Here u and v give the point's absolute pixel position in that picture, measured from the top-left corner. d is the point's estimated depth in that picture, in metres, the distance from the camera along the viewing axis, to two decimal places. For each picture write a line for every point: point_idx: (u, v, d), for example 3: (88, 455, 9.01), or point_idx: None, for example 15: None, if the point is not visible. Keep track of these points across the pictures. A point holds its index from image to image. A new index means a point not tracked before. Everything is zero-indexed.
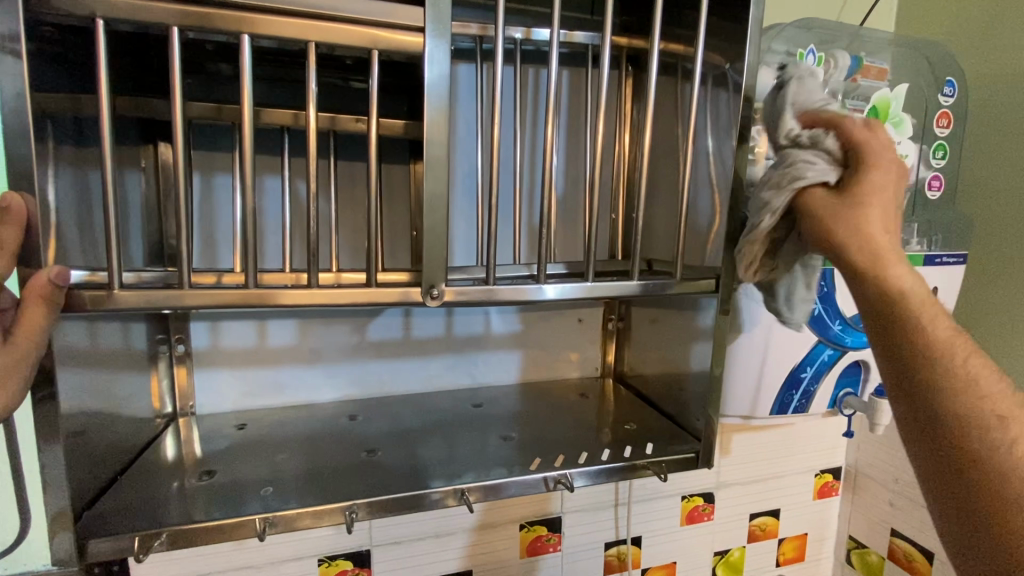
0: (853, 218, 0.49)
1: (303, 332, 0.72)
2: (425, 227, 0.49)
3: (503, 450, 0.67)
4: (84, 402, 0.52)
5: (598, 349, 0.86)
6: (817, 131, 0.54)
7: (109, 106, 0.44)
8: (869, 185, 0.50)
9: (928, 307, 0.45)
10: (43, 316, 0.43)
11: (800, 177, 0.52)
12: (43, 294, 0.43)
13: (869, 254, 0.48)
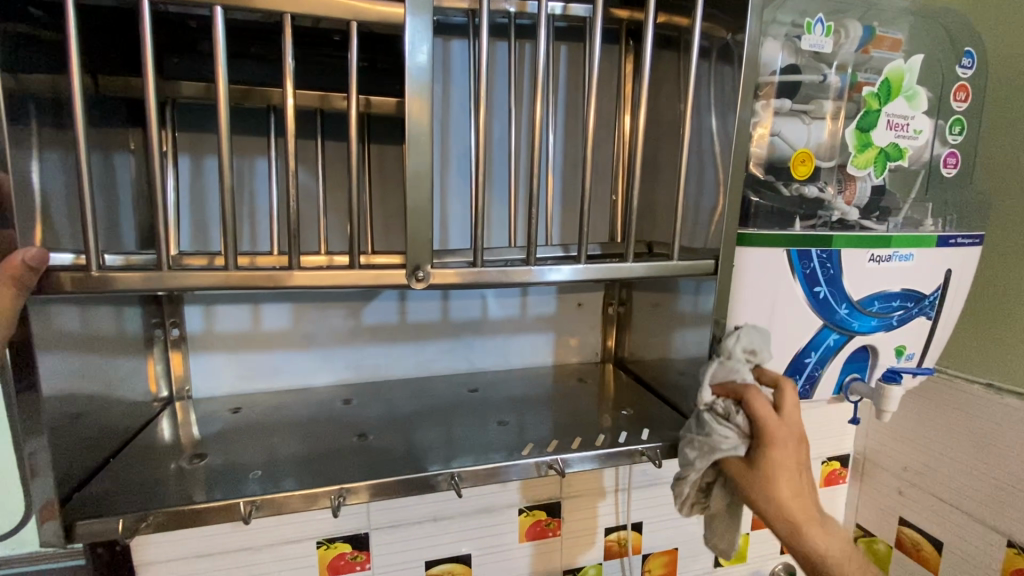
0: (768, 490, 0.55)
1: (297, 316, 0.72)
2: (408, 206, 0.48)
3: (497, 435, 0.66)
4: (77, 385, 0.52)
5: (598, 334, 0.85)
6: (730, 401, 0.58)
7: (81, 83, 0.43)
8: (778, 453, 0.55)
9: (822, 542, 0.56)
10: (14, 296, 0.43)
11: (717, 448, 0.57)
12: (14, 274, 0.42)
13: (778, 504, 0.55)
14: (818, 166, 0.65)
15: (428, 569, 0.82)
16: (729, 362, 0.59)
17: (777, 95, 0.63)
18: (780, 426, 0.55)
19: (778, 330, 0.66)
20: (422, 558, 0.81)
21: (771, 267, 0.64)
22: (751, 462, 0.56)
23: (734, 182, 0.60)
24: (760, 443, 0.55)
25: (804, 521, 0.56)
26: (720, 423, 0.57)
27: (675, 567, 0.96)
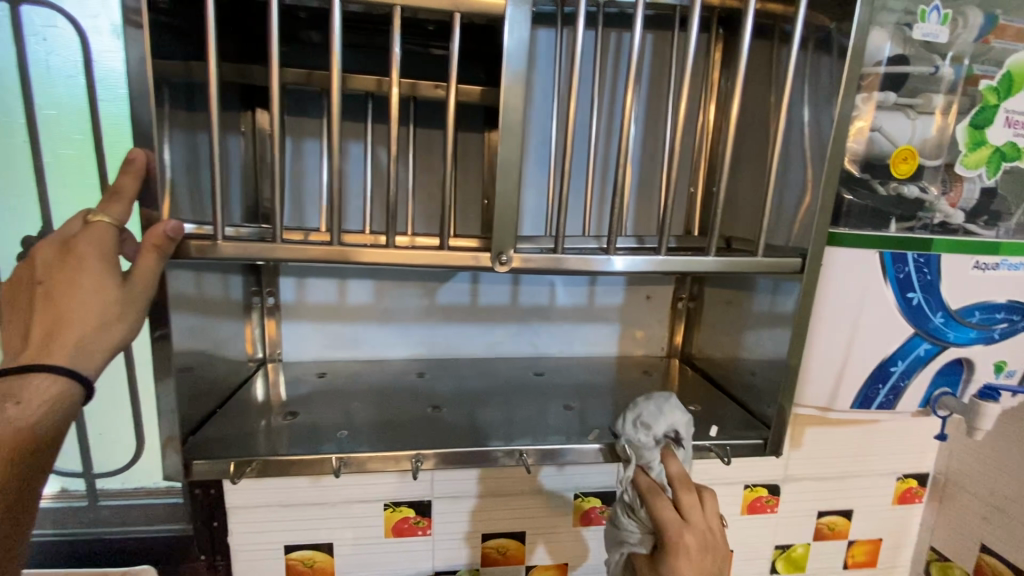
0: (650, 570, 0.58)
1: (378, 292, 0.76)
2: (497, 193, 0.50)
3: (563, 419, 0.68)
4: (192, 341, 0.59)
5: (665, 328, 0.84)
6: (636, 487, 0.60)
7: (216, 71, 0.48)
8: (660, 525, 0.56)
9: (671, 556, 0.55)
10: (157, 262, 0.48)
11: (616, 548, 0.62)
12: (156, 243, 0.48)
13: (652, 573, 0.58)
14: (923, 165, 0.61)
15: (485, 542, 0.85)
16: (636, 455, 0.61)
17: (881, 87, 0.59)
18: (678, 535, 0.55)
19: (863, 336, 0.63)
20: (480, 531, 0.84)
21: (860, 269, 0.61)
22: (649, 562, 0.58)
23: (828, 179, 0.58)
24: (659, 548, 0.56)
25: None
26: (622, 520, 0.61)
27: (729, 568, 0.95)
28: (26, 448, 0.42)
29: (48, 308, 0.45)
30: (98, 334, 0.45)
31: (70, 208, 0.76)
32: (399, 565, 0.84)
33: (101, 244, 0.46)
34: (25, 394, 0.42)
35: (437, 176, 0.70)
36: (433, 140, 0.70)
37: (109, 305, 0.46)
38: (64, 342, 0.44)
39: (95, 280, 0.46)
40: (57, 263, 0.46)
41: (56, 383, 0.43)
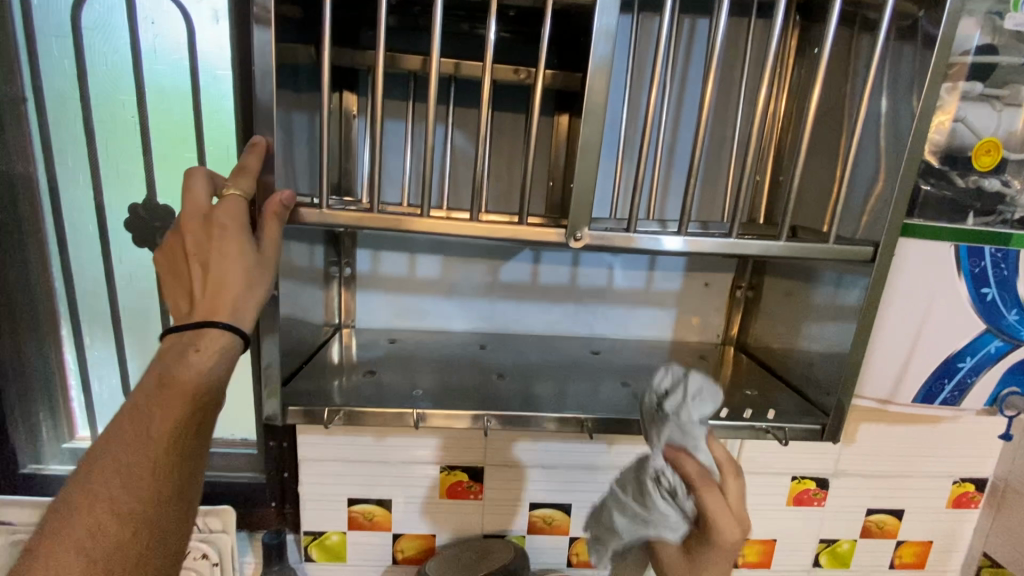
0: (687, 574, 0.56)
1: (445, 267, 0.81)
2: (577, 172, 0.53)
3: (619, 394, 0.70)
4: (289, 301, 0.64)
5: (721, 316, 0.85)
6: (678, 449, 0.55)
7: (330, 53, 0.52)
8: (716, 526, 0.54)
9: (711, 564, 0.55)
10: (278, 229, 0.54)
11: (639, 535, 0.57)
12: (276, 211, 0.53)
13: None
14: (1007, 158, 0.59)
15: (532, 511, 0.89)
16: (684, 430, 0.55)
17: (967, 77, 0.58)
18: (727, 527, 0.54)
19: (932, 328, 0.63)
20: (529, 499, 0.89)
21: (933, 261, 0.61)
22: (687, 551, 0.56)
23: (905, 170, 0.57)
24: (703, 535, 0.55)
25: None
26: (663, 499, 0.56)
27: (771, 557, 0.96)
28: (208, 385, 0.47)
29: (204, 273, 0.50)
30: (251, 291, 0.51)
31: (170, 179, 0.84)
32: (451, 525, 0.89)
33: (235, 214, 0.51)
34: (200, 343, 0.47)
35: (509, 158, 0.73)
36: (504, 122, 0.72)
37: (252, 264, 0.51)
38: (225, 299, 0.49)
39: (239, 245, 0.50)
40: (201, 235, 0.50)
41: (222, 335, 0.48)
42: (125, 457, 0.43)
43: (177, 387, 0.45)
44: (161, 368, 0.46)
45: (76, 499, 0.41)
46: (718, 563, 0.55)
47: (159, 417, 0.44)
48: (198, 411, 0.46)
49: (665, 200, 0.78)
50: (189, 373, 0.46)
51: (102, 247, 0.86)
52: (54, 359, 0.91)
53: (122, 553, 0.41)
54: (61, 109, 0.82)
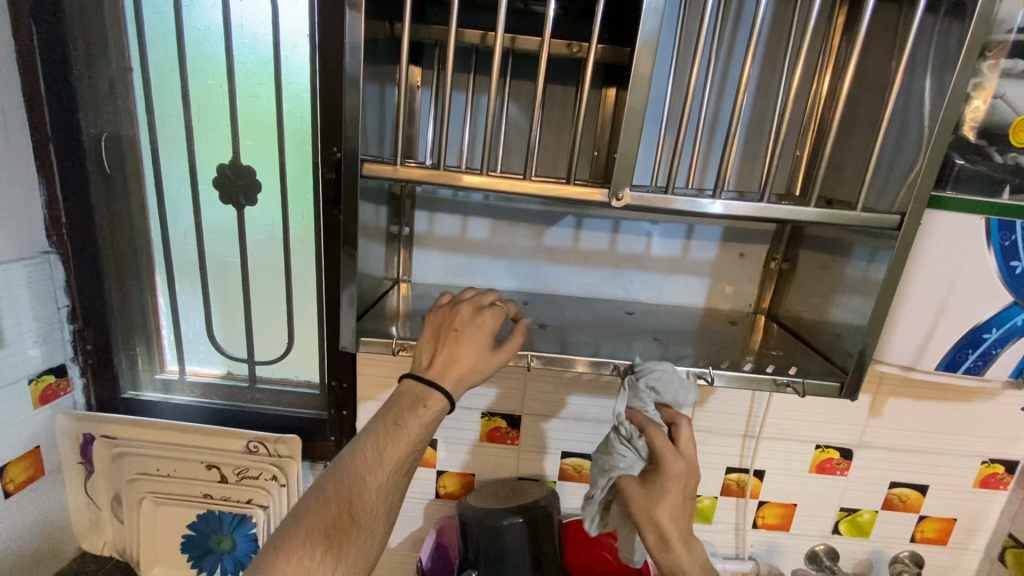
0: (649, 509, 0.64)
1: (493, 229, 0.88)
2: (621, 138, 0.58)
3: (651, 348, 0.76)
4: (364, 250, 0.73)
5: (754, 287, 0.89)
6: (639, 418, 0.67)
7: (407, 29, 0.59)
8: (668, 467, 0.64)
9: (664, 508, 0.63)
10: (517, 343, 0.68)
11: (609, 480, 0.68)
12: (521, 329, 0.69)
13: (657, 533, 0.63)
14: None
15: (564, 459, 0.97)
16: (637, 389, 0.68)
17: (1010, 55, 0.60)
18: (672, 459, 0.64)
19: (958, 297, 0.66)
20: (561, 449, 0.96)
21: (961, 232, 0.64)
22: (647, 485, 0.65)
23: (938, 144, 0.60)
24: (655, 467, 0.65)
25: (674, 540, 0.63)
26: (622, 444, 0.67)
27: (790, 521, 1.00)
28: (421, 435, 0.64)
29: (450, 346, 0.66)
30: (473, 376, 0.65)
31: (253, 143, 0.94)
32: (489, 468, 0.98)
33: (494, 320, 0.68)
34: (429, 401, 0.64)
35: (559, 128, 0.79)
36: (555, 94, 0.78)
37: (487, 359, 0.66)
38: (453, 374, 0.65)
39: (484, 341, 0.66)
40: (468, 321, 0.67)
41: (443, 400, 0.64)
42: (363, 473, 0.61)
43: (403, 433, 0.62)
44: (397, 411, 0.64)
45: (328, 493, 0.60)
46: (670, 496, 0.64)
47: (390, 450, 0.62)
48: (412, 453, 0.63)
49: (705, 172, 0.83)
50: (413, 425, 0.63)
51: (193, 203, 0.97)
52: (150, 301, 1.04)
53: (347, 542, 0.58)
54: (163, 79, 0.92)
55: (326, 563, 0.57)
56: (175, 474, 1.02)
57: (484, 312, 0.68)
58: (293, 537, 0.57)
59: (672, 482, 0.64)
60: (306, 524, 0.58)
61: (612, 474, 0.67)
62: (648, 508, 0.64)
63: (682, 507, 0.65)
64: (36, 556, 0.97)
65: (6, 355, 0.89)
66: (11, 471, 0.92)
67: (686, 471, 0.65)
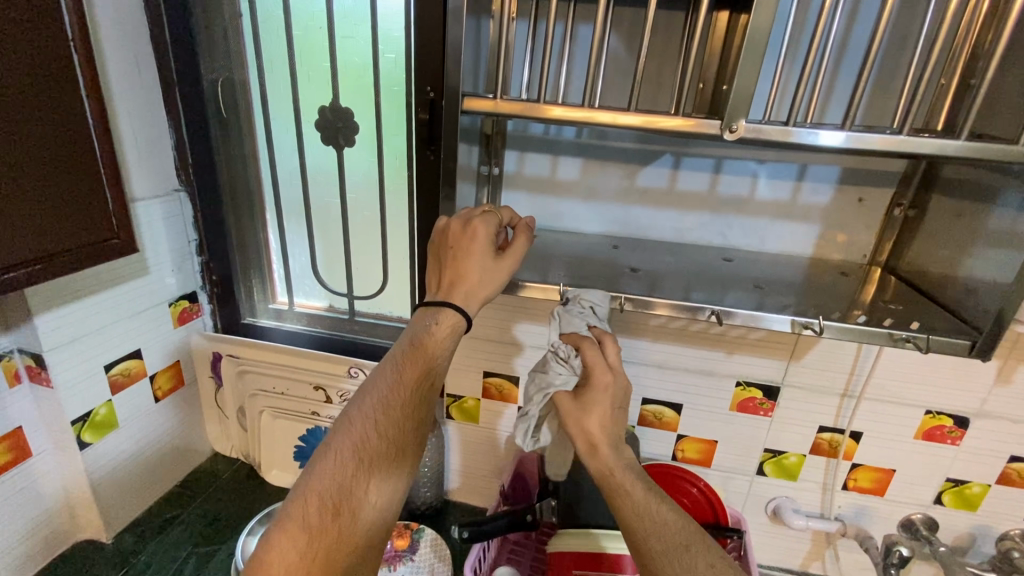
0: (579, 419, 0.66)
1: (585, 170, 0.86)
2: (740, 63, 0.53)
3: (750, 296, 0.72)
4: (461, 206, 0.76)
5: (871, 236, 0.82)
6: (578, 337, 0.69)
7: None
8: (597, 382, 0.67)
9: (594, 424, 0.66)
10: (523, 244, 0.67)
11: (546, 389, 0.68)
12: (522, 230, 0.68)
13: (589, 446, 0.66)
14: None
15: (644, 405, 0.97)
16: (569, 313, 0.69)
17: None
18: (602, 373, 0.67)
19: None
20: (643, 395, 0.96)
21: None
22: (576, 397, 0.67)
23: None
24: (587, 382, 0.68)
25: (616, 490, 0.63)
26: (559, 363, 0.68)
27: (886, 486, 0.95)
28: (440, 353, 0.65)
29: (453, 266, 0.66)
30: (482, 289, 0.66)
31: (352, 85, 0.97)
32: None
33: (488, 226, 0.66)
34: (442, 318, 0.65)
35: (662, 59, 0.75)
36: (660, 20, 0.73)
37: (491, 270, 0.65)
38: (463, 292, 0.65)
39: (483, 251, 0.65)
40: (460, 236, 0.66)
41: (457, 316, 0.65)
42: (387, 394, 0.62)
43: (423, 352, 0.64)
44: (415, 332, 0.65)
45: (354, 416, 0.61)
46: (598, 407, 0.66)
47: (410, 368, 0.63)
48: (434, 370, 0.64)
49: (826, 104, 0.75)
50: (429, 345, 0.64)
51: (298, 144, 1.03)
52: (263, 237, 1.13)
53: (377, 461, 0.60)
54: (268, 22, 0.96)
55: (358, 477, 0.58)
56: (287, 393, 1.14)
57: (474, 223, 0.66)
58: (325, 457, 0.59)
59: (599, 392, 0.66)
60: (333, 447, 0.59)
61: (548, 390, 0.68)
62: (578, 420, 0.66)
63: (610, 419, 0.67)
64: (180, 452, 1.15)
65: (151, 282, 1.03)
66: (159, 380, 1.08)
67: (613, 386, 0.67)
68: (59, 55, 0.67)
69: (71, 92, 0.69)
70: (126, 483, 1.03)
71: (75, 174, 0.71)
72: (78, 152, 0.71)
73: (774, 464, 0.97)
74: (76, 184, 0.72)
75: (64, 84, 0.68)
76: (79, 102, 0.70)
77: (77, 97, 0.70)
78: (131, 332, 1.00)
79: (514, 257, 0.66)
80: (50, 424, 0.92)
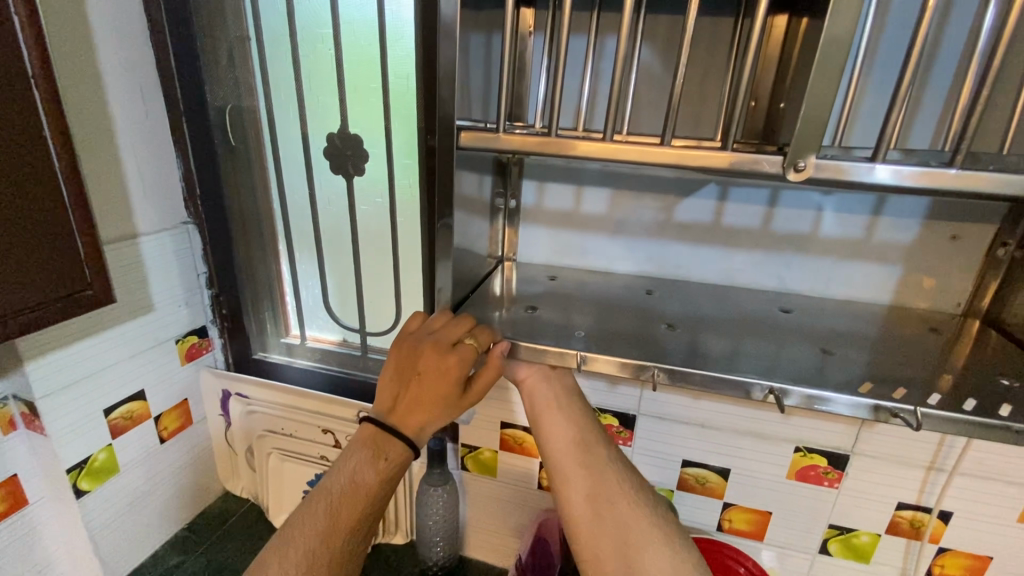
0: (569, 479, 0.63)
1: (613, 202, 0.75)
2: (809, 86, 0.41)
3: (815, 360, 0.59)
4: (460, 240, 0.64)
5: (966, 280, 0.67)
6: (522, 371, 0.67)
7: None
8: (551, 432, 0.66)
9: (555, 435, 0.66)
10: (492, 381, 0.58)
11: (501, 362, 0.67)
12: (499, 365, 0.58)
13: (569, 451, 0.64)
14: None
15: (684, 468, 0.84)
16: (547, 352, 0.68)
17: None
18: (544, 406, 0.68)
19: None
20: (682, 457, 0.84)
21: None
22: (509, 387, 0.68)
23: None
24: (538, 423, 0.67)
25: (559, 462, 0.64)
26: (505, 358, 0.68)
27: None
28: (381, 493, 0.55)
29: (410, 391, 0.57)
30: (438, 422, 0.57)
31: (362, 110, 0.90)
32: None
33: (463, 363, 0.55)
34: (389, 453, 0.55)
35: (704, 76, 0.64)
36: (702, 31, 0.62)
37: (446, 405, 0.56)
38: (416, 422, 0.56)
39: (449, 387, 0.56)
40: (430, 366, 0.56)
41: (404, 450, 0.56)
42: (322, 532, 0.52)
43: (359, 493, 0.54)
44: (355, 465, 0.55)
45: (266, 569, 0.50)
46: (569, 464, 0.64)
47: (345, 508, 0.53)
48: (372, 513, 0.55)
49: (911, 123, 0.62)
50: (371, 480, 0.55)
51: (307, 174, 0.97)
52: (274, 268, 1.08)
53: None
54: (277, 44, 0.91)
55: None
56: (297, 434, 1.07)
57: (448, 358, 0.55)
58: None
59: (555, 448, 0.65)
60: None
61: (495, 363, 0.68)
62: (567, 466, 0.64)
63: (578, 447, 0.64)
64: (186, 495, 1.10)
65: (156, 319, 0.98)
66: (165, 420, 1.04)
67: (557, 405, 0.68)
68: (17, 85, 0.56)
69: (31, 126, 0.58)
70: (128, 531, 0.98)
71: (38, 226, 0.60)
72: (37, 192, 0.60)
73: (841, 542, 0.83)
74: (30, 234, 0.60)
75: (16, 111, 0.56)
76: (43, 140, 0.59)
77: (38, 130, 0.59)
78: (134, 373, 0.95)
79: (479, 396, 0.58)
80: (47, 472, 0.88)
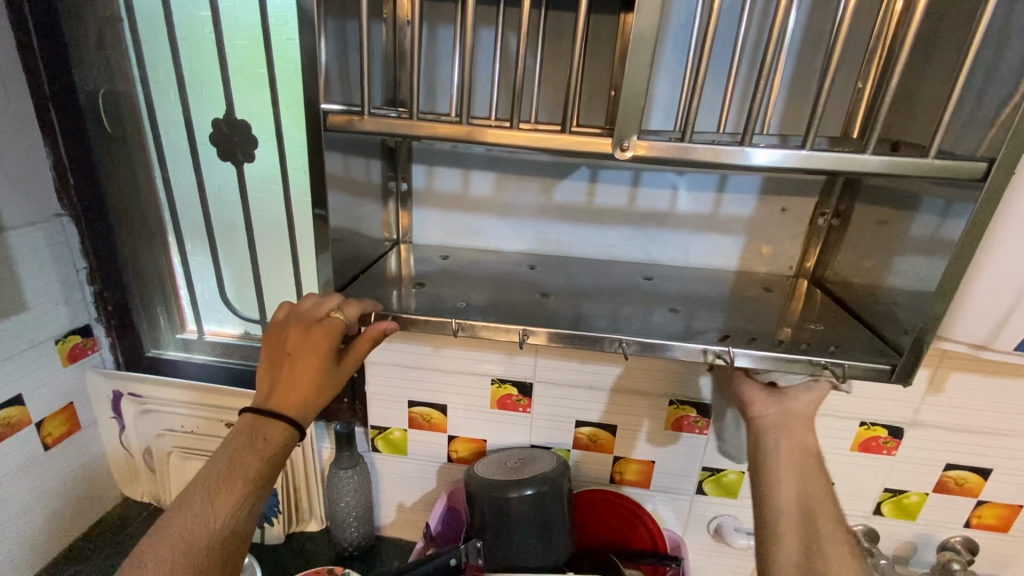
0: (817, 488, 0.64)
1: (498, 184, 0.80)
2: (627, 74, 0.48)
3: (669, 318, 0.67)
4: (344, 223, 0.66)
5: (796, 247, 0.78)
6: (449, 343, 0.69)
7: None
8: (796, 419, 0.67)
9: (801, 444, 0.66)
10: (368, 349, 0.61)
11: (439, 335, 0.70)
12: (374, 336, 0.61)
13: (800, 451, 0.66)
14: None
15: (578, 428, 0.92)
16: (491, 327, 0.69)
17: None
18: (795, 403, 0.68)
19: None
20: (575, 418, 0.91)
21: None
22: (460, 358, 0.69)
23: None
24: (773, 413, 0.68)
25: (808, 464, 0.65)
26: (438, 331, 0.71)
27: None
28: (264, 475, 0.57)
29: (284, 373, 0.59)
30: (319, 399, 0.60)
31: (247, 97, 0.88)
32: (501, 434, 0.95)
33: (331, 336, 0.59)
34: (268, 434, 0.57)
35: (568, 67, 0.70)
36: (562, 24, 0.68)
37: (322, 381, 0.59)
38: (295, 401, 0.58)
39: (323, 360, 0.59)
40: (300, 344, 0.59)
41: (286, 429, 0.58)
42: (200, 517, 0.53)
43: (238, 475, 0.55)
44: (232, 452, 0.56)
45: (143, 556, 0.52)
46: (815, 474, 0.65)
47: (224, 493, 0.55)
48: (256, 495, 0.56)
49: (742, 111, 0.72)
50: (252, 462, 0.56)
51: (193, 162, 0.94)
52: (164, 261, 1.03)
53: None
54: (150, 26, 0.87)
55: None
56: (201, 431, 1.05)
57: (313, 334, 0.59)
58: None
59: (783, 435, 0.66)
60: None
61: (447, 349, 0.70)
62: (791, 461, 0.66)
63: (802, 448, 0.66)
64: (77, 504, 1.04)
65: (30, 318, 0.92)
66: (48, 426, 0.97)
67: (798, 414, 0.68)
68: None
69: None
70: (9, 546, 0.92)
71: None
72: None
73: (713, 482, 0.94)
74: None
75: None
76: None
77: None
78: (6, 377, 0.89)
79: (356, 362, 0.61)
80: None
